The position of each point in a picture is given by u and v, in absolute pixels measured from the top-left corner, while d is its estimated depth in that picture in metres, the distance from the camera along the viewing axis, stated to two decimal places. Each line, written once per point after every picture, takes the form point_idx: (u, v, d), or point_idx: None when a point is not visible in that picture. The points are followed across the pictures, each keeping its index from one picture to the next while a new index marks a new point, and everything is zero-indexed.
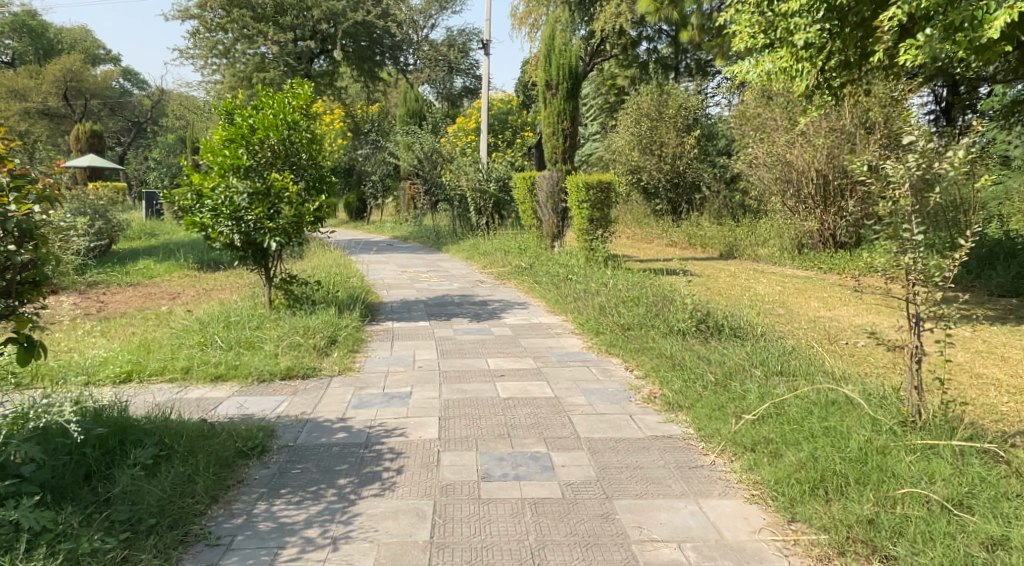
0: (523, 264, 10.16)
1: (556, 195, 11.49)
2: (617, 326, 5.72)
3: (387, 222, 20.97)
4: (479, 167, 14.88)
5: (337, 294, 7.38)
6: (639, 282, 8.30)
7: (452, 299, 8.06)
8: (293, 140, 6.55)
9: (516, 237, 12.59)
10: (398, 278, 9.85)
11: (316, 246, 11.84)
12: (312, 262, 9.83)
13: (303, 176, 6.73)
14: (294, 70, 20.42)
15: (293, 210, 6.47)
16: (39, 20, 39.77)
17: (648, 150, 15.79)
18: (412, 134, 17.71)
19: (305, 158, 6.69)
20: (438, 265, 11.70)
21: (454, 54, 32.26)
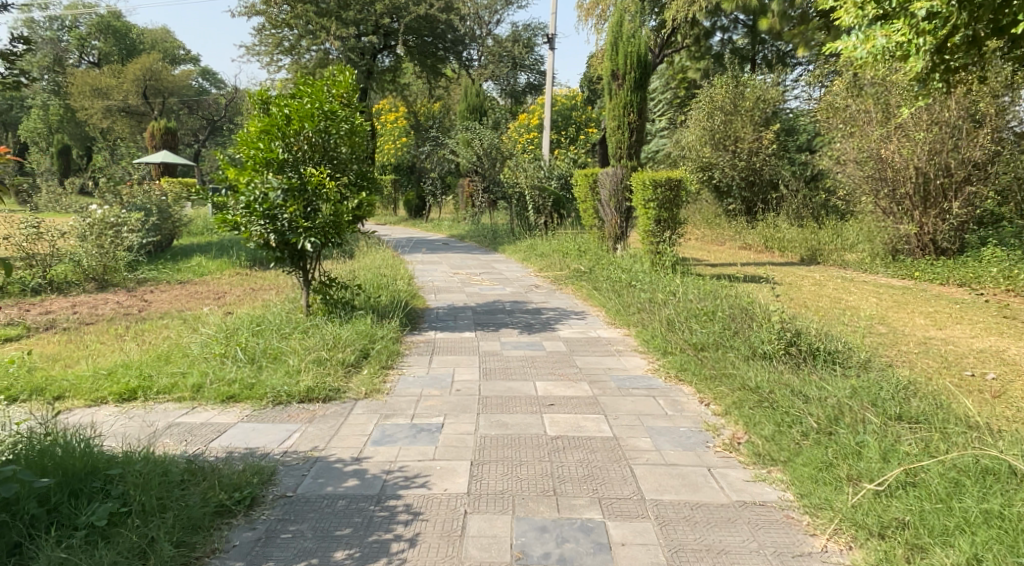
0: (583, 268, 9.46)
1: (620, 194, 10.73)
2: (689, 345, 4.94)
3: (445, 220, 20.52)
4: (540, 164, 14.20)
5: (379, 299, 6.83)
6: (711, 290, 7.47)
7: (504, 307, 7.42)
8: (333, 131, 5.96)
9: (576, 238, 11.86)
10: (449, 282, 9.29)
11: (368, 246, 11.37)
12: (360, 263, 9.33)
13: (343, 171, 6.13)
14: (356, 64, 20.12)
15: (331, 209, 5.88)
16: (124, 22, 41.11)
17: (721, 146, 14.86)
18: (472, 129, 17.14)
19: (347, 151, 6.11)
20: (493, 267, 11.10)
21: (518, 50, 31.62)
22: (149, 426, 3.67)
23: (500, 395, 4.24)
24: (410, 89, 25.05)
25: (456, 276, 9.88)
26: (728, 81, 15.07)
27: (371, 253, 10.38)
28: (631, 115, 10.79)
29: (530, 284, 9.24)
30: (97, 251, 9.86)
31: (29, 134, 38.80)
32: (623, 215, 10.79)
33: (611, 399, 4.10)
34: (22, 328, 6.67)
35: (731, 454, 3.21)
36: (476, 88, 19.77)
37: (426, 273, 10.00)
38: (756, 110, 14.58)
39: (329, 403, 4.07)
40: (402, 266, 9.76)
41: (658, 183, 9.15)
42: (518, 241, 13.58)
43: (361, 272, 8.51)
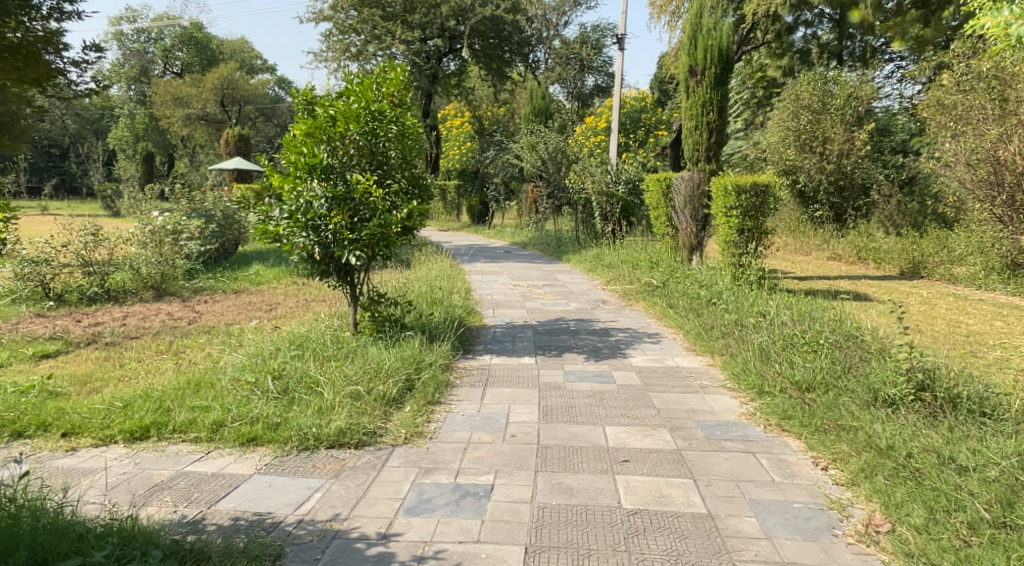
0: (656, 281, 8.72)
1: (697, 199, 9.90)
2: (790, 381, 4.36)
3: (509, 226, 19.97)
4: (609, 170, 13.49)
5: (431, 318, 6.26)
6: (807, 310, 6.67)
7: (568, 326, 6.77)
8: (382, 134, 5.39)
9: (646, 248, 11.08)
10: (510, 295, 8.70)
11: (428, 256, 10.86)
12: (415, 275, 8.81)
13: (392, 178, 5.55)
14: (421, 69, 19.78)
15: (377, 220, 5.27)
16: (205, 33, 42.31)
17: (807, 148, 13.85)
18: (538, 133, 16.54)
19: (397, 156, 5.53)
20: (559, 279, 10.46)
21: (587, 52, 30.84)
22: (153, 480, 3.13)
23: (565, 445, 3.57)
24: (476, 93, 24.63)
25: (518, 289, 9.28)
26: (814, 79, 14.01)
27: (430, 265, 9.84)
28: (711, 114, 9.94)
29: (598, 298, 8.55)
30: (156, 259, 9.41)
31: (114, 141, 40.21)
32: (699, 221, 9.96)
33: (698, 456, 3.43)
34: (62, 341, 6.30)
35: (870, 551, 2.70)
36: (542, 91, 19.18)
37: (485, 285, 9.41)
38: (847, 108, 13.62)
39: (361, 450, 3.46)
40: (461, 279, 9.20)
41: (743, 189, 8.29)
42: (583, 250, 12.87)
43: (416, 285, 7.97)
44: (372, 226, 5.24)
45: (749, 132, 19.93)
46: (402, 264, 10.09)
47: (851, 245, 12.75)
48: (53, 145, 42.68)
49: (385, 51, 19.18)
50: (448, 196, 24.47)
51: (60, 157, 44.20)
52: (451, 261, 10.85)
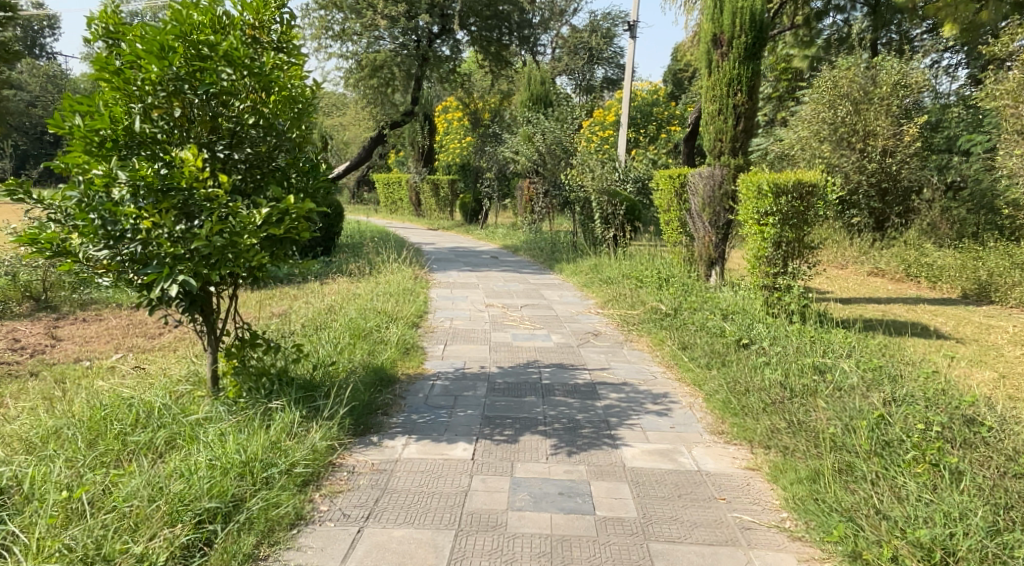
0: (664, 304, 6.75)
1: (718, 202, 8.01)
2: (908, 540, 2.59)
3: (502, 227, 17.97)
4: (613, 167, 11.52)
5: (332, 372, 4.31)
6: (878, 363, 4.74)
7: (538, 377, 4.81)
8: (235, 92, 3.48)
9: (651, 261, 9.10)
10: (474, 320, 6.76)
11: (388, 269, 8.95)
12: (350, 298, 6.86)
13: (250, 157, 3.59)
14: (409, 50, 17.96)
15: (213, 223, 3.30)
16: None
17: (844, 143, 11.78)
18: (534, 123, 14.58)
19: (264, 128, 3.58)
20: (550, 295, 8.56)
21: (595, 41, 28.76)
22: None
23: None
24: (473, 80, 22.65)
25: (491, 310, 7.38)
26: (854, 64, 11.99)
27: (383, 282, 7.93)
28: (739, 95, 7.93)
29: (592, 325, 6.61)
30: (38, 262, 7.50)
31: None
32: (720, 228, 8.11)
33: None
34: None
35: None
36: (541, 77, 17.24)
37: (449, 305, 7.50)
38: (894, 98, 11.53)
39: None
40: (413, 297, 7.27)
41: (783, 188, 6.23)
42: (578, 259, 10.88)
43: (343, 314, 6.01)
44: (202, 235, 3.27)
45: (772, 127, 17.88)
46: (350, 282, 8.19)
47: (896, 259, 10.72)
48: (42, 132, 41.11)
49: (374, 45, 18.21)
50: (441, 191, 22.55)
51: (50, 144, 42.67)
52: (414, 275, 8.93)
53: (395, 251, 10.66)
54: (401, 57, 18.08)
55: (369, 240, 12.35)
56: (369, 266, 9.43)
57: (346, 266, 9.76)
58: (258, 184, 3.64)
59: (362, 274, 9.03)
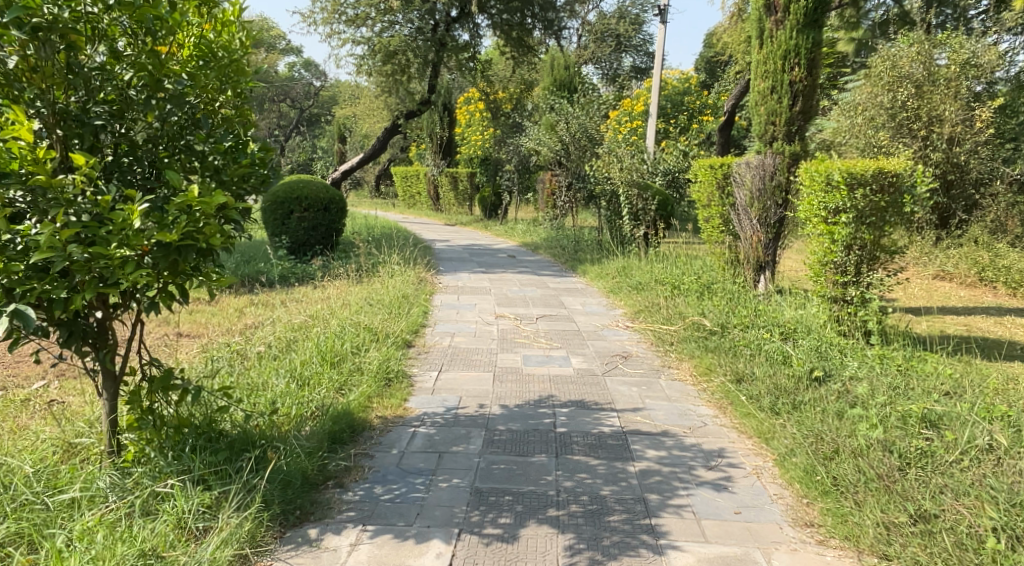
0: (707, 319, 5.62)
1: (769, 196, 6.91)
2: None
3: (522, 223, 16.88)
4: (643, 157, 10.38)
5: (276, 426, 3.27)
6: (1004, 410, 3.57)
7: (551, 421, 3.72)
8: (99, 35, 2.58)
9: (686, 264, 7.95)
10: (480, 336, 5.68)
11: (389, 273, 7.92)
12: (334, 312, 5.82)
13: (131, 126, 2.67)
14: (425, 33, 17.18)
15: (63, 225, 2.35)
16: None
17: (906, 131, 10.48)
18: (557, 110, 13.44)
19: (148, 85, 2.65)
20: (572, 302, 7.46)
21: (623, 28, 27.45)
22: None
23: None
24: (494, 68, 21.53)
25: (503, 322, 6.31)
26: (917, 42, 10.69)
27: (378, 289, 6.89)
28: (796, 70, 6.72)
29: (620, 344, 5.50)
30: None
31: None
32: (771, 226, 7.03)
33: None
34: None
35: None
36: (565, 62, 16.12)
37: (454, 316, 6.45)
38: (964, 79, 10.21)
39: None
40: (408, 309, 6.19)
41: (861, 179, 5.04)
42: (603, 259, 9.75)
43: (317, 334, 4.97)
44: (46, 242, 2.30)
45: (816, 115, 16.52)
46: (342, 290, 7.18)
47: (967, 261, 9.40)
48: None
49: (389, 30, 17.27)
50: (460, 184, 21.54)
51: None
52: (418, 280, 7.89)
53: (401, 250, 9.63)
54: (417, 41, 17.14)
55: (377, 237, 11.37)
56: (369, 269, 8.42)
57: (345, 269, 8.76)
58: (150, 164, 2.74)
59: (359, 278, 8.02)
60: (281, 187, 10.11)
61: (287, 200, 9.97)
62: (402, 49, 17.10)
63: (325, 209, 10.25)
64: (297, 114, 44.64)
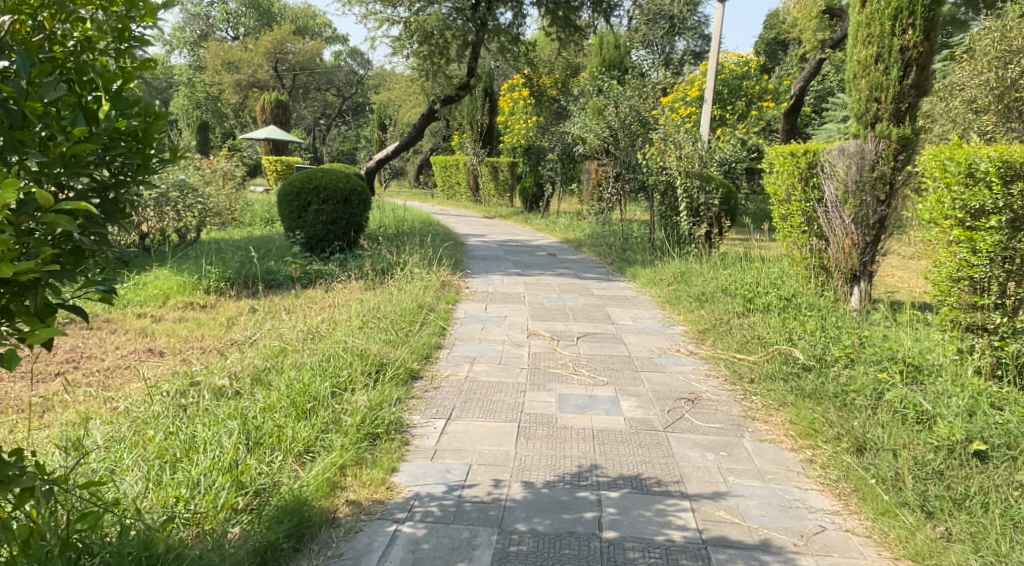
0: (800, 350, 4.38)
1: (866, 189, 5.78)
2: None
3: (565, 216, 15.67)
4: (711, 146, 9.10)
5: (183, 541, 2.23)
6: None
7: (594, 515, 2.58)
8: None
9: (757, 272, 6.70)
10: (506, 364, 4.56)
11: (407, 279, 6.85)
12: (330, 335, 4.76)
13: None
14: (465, 14, 16.06)
15: None
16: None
17: (1015, 114, 8.98)
18: (605, 93, 12.22)
19: None
20: (620, 315, 6.28)
21: (677, 9, 25.84)
22: None
23: None
24: (539, 51, 20.31)
25: (536, 342, 5.18)
26: None
27: (392, 300, 5.81)
28: (910, 32, 5.47)
29: (683, 380, 4.30)
30: None
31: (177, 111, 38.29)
32: (870, 229, 5.92)
33: None
34: None
35: None
36: (615, 41, 14.84)
37: (478, 333, 5.36)
38: None
39: None
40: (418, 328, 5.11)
41: (1018, 168, 3.87)
42: (657, 261, 8.52)
43: (299, 365, 3.91)
44: None
45: None
46: (353, 299, 6.13)
47: None
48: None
49: (427, 9, 16.24)
50: (500, 174, 20.45)
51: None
52: (441, 287, 6.82)
53: (427, 247, 8.57)
54: (454, 21, 16.04)
55: (405, 232, 10.35)
56: (387, 272, 7.37)
57: (361, 271, 7.72)
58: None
59: (376, 282, 6.97)
60: (298, 175, 9.11)
61: (304, 190, 8.98)
62: (439, 28, 15.99)
63: (347, 200, 9.20)
64: (339, 101, 44.04)
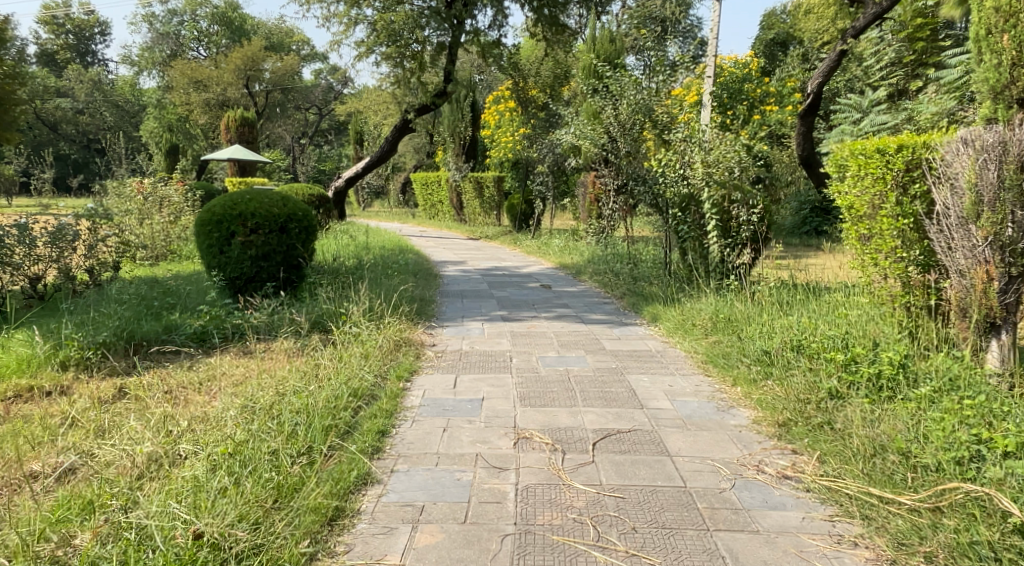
0: (1006, 498, 2.49)
1: (1010, 200, 3.95)
2: None
3: (558, 236, 13.79)
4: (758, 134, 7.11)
5: None
6: None
7: None
8: None
9: (833, 323, 4.76)
10: (474, 529, 2.62)
11: (343, 348, 4.88)
12: (172, 479, 2.83)
13: None
14: (439, 13, 14.22)
15: None
16: (239, 14, 38.54)
17: None
18: (602, 93, 10.43)
19: None
20: (649, 391, 4.31)
21: (670, 10, 24.13)
22: None
23: None
24: (524, 56, 18.57)
25: (530, 460, 3.20)
26: None
27: (305, 392, 3.84)
28: None
29: None
30: None
31: (146, 135, 36.43)
32: (1017, 257, 4.04)
33: None
34: None
35: None
36: (609, 36, 13.03)
37: (438, 444, 3.39)
38: None
39: None
40: (333, 457, 3.17)
41: None
42: (683, 297, 6.61)
43: None
44: None
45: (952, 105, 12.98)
46: (255, 385, 4.20)
47: None
48: (93, 138, 40.31)
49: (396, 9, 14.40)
50: (485, 191, 18.56)
51: (97, 152, 41.25)
52: (391, 355, 4.88)
53: (383, 288, 6.62)
54: (427, 21, 14.23)
55: (366, 266, 8.44)
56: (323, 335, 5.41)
57: (291, 329, 5.79)
58: None
59: (303, 350, 5.06)
60: (218, 199, 7.10)
61: (226, 218, 6.96)
62: (410, 28, 14.11)
63: (282, 231, 7.17)
64: (318, 120, 42.12)
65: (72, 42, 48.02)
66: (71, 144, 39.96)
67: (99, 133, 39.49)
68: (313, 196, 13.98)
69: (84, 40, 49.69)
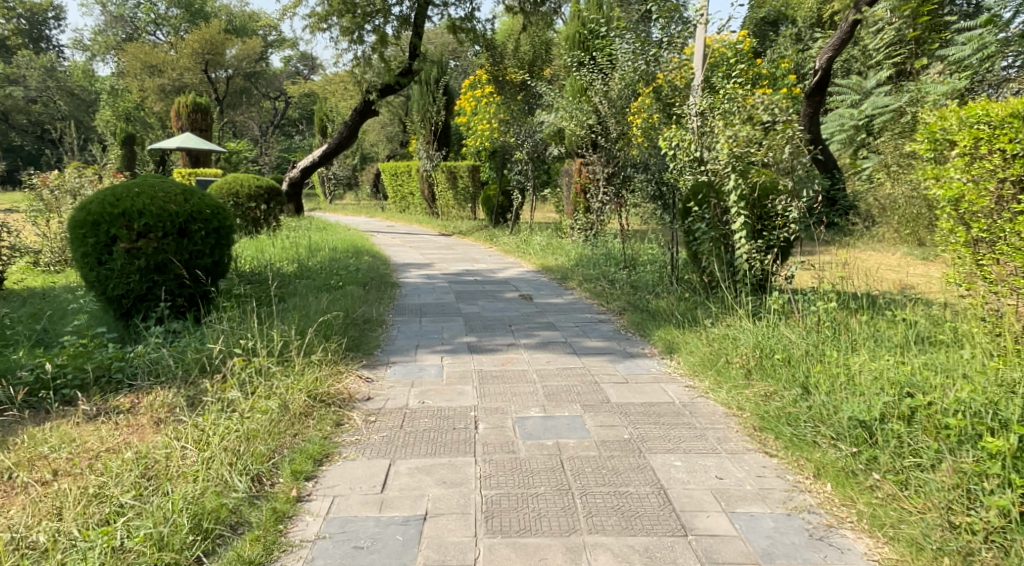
0: None
1: None
2: None
3: (539, 232, 12.24)
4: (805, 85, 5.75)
5: None
6: None
7: None
8: None
9: (948, 374, 3.27)
10: None
11: (227, 418, 3.29)
12: None
13: None
14: None
15: None
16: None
17: None
18: (589, 66, 8.84)
19: None
20: (690, 495, 2.77)
21: None
22: None
23: None
24: (500, 36, 16.95)
25: None
26: None
27: (115, 559, 2.29)
28: None
29: None
30: None
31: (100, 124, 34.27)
32: None
33: None
34: None
35: None
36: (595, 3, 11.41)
37: None
38: None
39: None
40: None
41: None
42: (708, 317, 5.09)
43: None
44: None
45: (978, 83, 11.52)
46: (54, 497, 2.62)
47: None
48: (46, 128, 38.03)
49: None
50: (459, 182, 16.92)
51: (51, 143, 38.95)
52: (298, 430, 3.31)
53: (312, 313, 5.03)
54: None
55: (303, 280, 6.83)
56: (213, 389, 3.82)
57: (176, 376, 4.20)
58: None
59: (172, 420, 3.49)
60: (96, 194, 5.42)
61: (104, 218, 5.29)
62: None
63: (181, 235, 5.54)
64: (285, 108, 40.07)
65: (24, 27, 45.33)
66: (23, 134, 37.63)
67: (52, 123, 37.18)
68: (262, 187, 12.25)
69: (37, 24, 46.86)
